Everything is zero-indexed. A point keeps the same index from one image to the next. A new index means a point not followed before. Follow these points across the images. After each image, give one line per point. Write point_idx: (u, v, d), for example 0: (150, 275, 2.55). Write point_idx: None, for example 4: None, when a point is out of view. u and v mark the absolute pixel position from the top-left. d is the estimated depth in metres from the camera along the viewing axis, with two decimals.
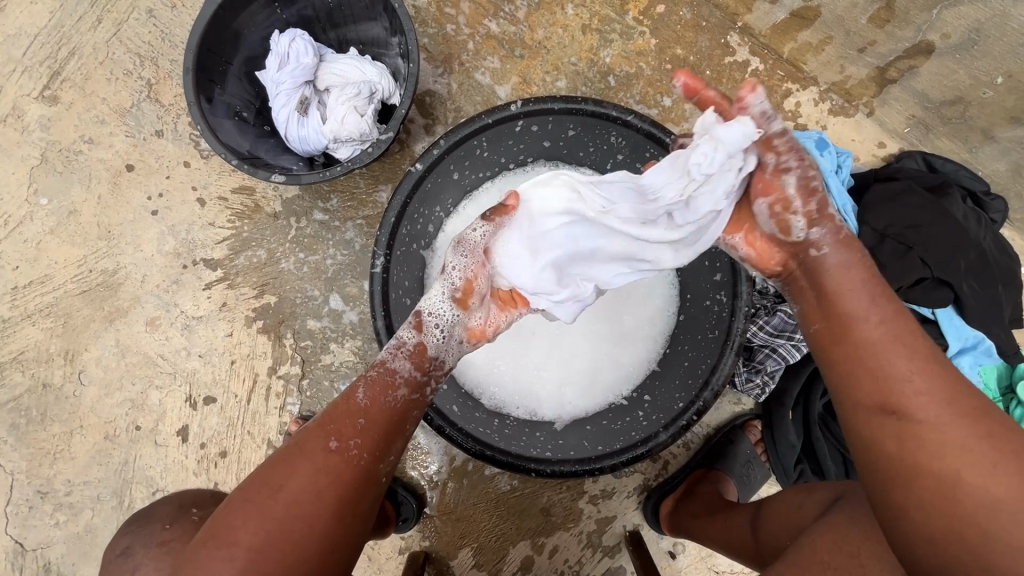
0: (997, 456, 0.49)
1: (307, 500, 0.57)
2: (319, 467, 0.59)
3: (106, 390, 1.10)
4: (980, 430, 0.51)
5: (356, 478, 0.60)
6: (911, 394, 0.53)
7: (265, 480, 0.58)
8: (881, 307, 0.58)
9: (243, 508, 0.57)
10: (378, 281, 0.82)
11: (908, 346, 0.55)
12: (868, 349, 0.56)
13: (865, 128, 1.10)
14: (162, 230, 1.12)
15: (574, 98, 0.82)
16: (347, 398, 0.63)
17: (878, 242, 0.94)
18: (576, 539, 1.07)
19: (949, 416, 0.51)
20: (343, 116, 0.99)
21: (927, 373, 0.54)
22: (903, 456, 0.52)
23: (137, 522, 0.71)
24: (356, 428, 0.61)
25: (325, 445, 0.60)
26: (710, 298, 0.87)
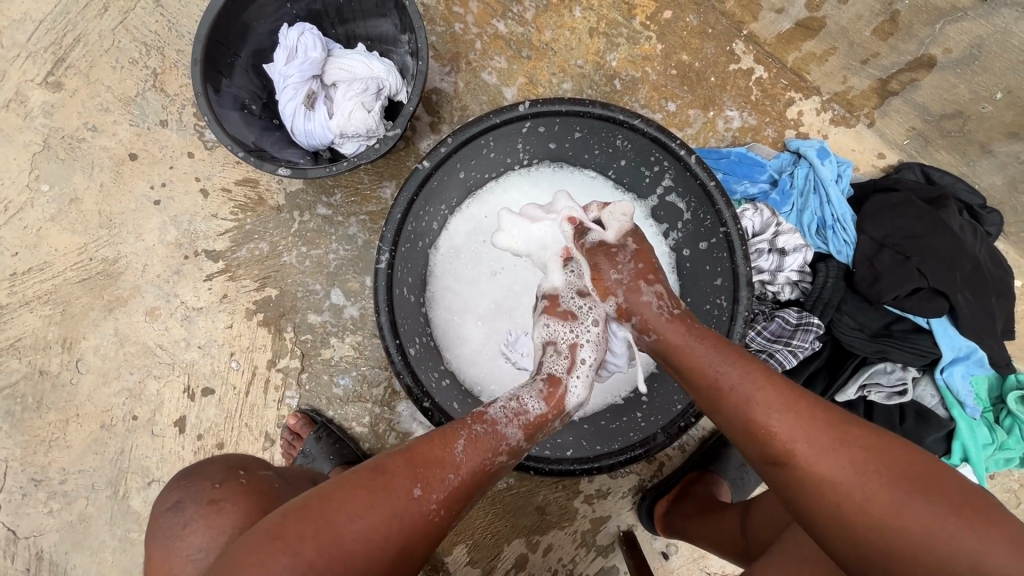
0: (886, 462, 0.53)
1: (377, 539, 0.55)
2: (399, 509, 0.57)
3: (103, 379, 1.10)
4: (853, 439, 0.55)
5: (423, 534, 0.58)
6: (803, 435, 0.57)
7: (345, 498, 0.56)
8: (740, 369, 0.63)
9: (318, 523, 0.54)
10: (383, 276, 0.82)
11: (775, 392, 0.60)
12: (750, 395, 0.61)
13: (865, 139, 1.11)
14: (164, 220, 1.12)
15: (581, 101, 0.83)
16: (444, 443, 0.63)
17: (876, 252, 0.96)
18: (570, 538, 1.08)
19: (837, 436, 0.56)
20: (351, 111, 0.99)
21: (797, 414, 0.58)
22: (816, 492, 0.55)
23: (187, 479, 0.73)
24: (443, 481, 0.60)
25: (411, 488, 0.58)
26: (710, 302, 0.88)
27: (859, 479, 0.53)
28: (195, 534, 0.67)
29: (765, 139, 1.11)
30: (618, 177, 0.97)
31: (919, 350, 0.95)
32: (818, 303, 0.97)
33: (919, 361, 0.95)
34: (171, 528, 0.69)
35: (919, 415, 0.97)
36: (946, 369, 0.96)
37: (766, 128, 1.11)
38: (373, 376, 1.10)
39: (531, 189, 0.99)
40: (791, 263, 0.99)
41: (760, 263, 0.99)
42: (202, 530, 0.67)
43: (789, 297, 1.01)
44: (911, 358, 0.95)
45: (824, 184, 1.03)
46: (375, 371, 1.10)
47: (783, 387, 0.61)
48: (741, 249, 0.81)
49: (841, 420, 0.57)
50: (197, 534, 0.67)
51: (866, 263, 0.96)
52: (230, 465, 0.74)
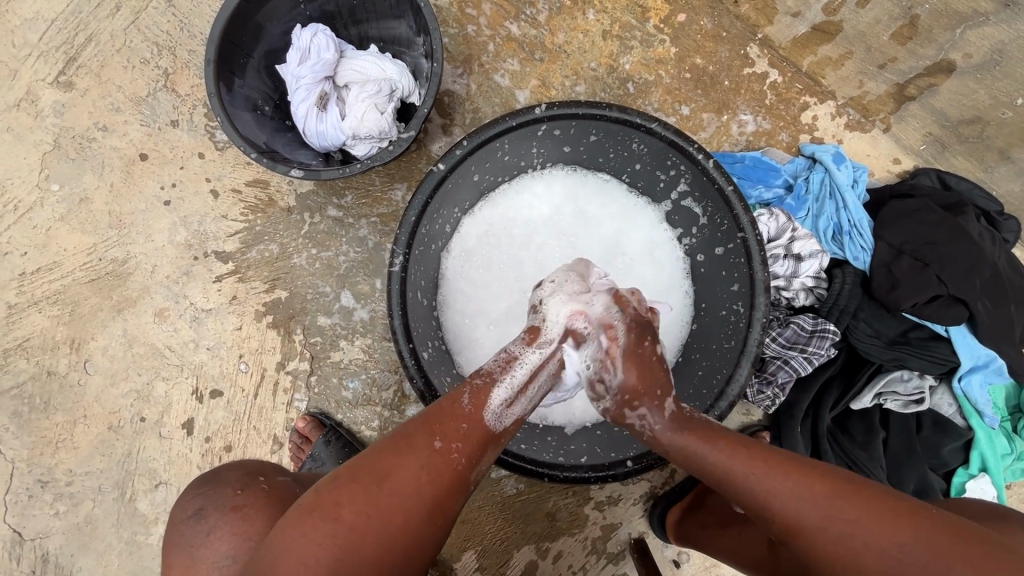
0: (880, 530, 0.52)
1: (409, 493, 0.56)
2: (422, 462, 0.57)
3: (111, 380, 1.09)
4: (848, 512, 0.53)
5: (452, 484, 0.58)
6: (812, 518, 0.54)
7: (371, 466, 0.57)
8: (740, 442, 0.59)
9: (348, 491, 0.55)
10: (397, 279, 0.81)
11: (761, 466, 0.57)
12: (750, 470, 0.57)
13: (880, 144, 1.10)
14: (174, 221, 1.11)
15: (598, 104, 0.82)
16: (452, 399, 0.61)
17: (893, 258, 0.94)
18: (580, 545, 1.07)
19: (848, 515, 0.53)
20: (363, 113, 0.99)
21: (792, 489, 0.55)
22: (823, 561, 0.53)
23: (207, 485, 0.70)
24: (460, 432, 0.59)
25: (431, 444, 0.58)
26: (726, 307, 0.87)
27: (859, 548, 0.52)
28: (221, 540, 0.65)
29: (780, 144, 1.10)
30: (632, 180, 0.96)
31: (937, 358, 0.94)
32: (834, 309, 0.96)
33: (936, 369, 0.94)
34: (194, 536, 0.67)
35: (936, 423, 0.96)
36: (963, 378, 0.95)
37: (780, 132, 1.10)
38: (382, 380, 1.09)
39: (543, 192, 0.98)
40: (807, 269, 0.98)
41: (776, 269, 0.98)
42: (226, 537, 0.65)
43: (804, 303, 1.00)
44: (929, 366, 0.94)
45: (840, 189, 1.01)
46: (384, 374, 1.09)
47: (786, 457, 0.58)
48: (759, 254, 0.80)
49: (850, 494, 0.54)
50: (222, 540, 0.65)
51: (883, 270, 0.95)
52: (250, 470, 0.73)
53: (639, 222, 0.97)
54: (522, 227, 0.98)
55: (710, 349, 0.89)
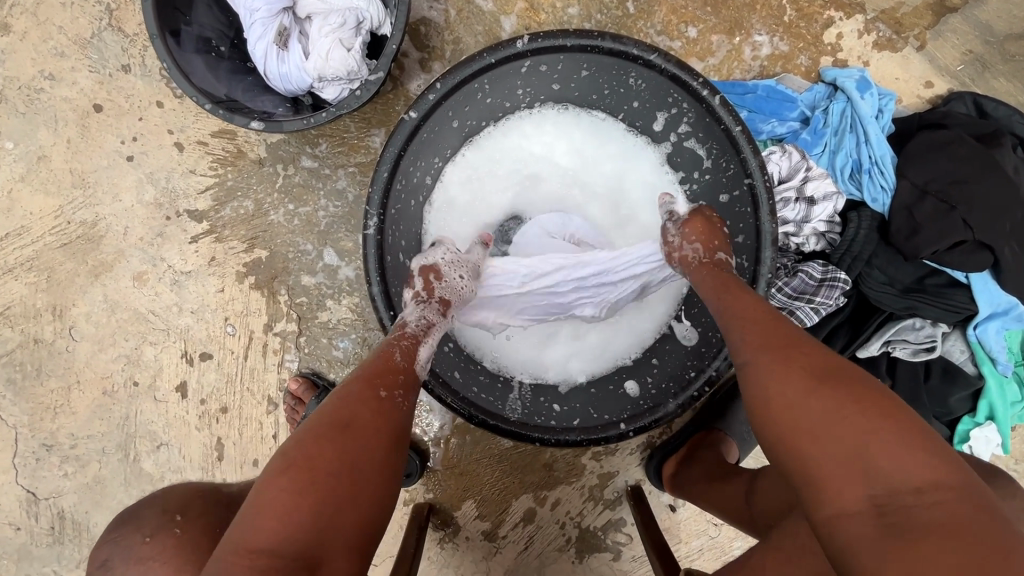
0: (807, 368, 0.54)
1: (372, 441, 0.57)
2: (369, 409, 0.59)
3: (99, 346, 1.07)
4: (790, 344, 0.56)
5: (400, 422, 0.61)
6: (769, 359, 0.56)
7: (330, 417, 0.57)
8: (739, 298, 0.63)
9: (315, 443, 0.55)
10: (373, 243, 0.75)
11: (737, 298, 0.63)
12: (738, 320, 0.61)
13: (912, 65, 0.97)
14: (140, 178, 1.04)
15: (588, 33, 0.71)
16: (386, 356, 0.65)
17: (916, 200, 0.86)
18: (577, 493, 1.09)
19: (806, 375, 0.53)
20: (328, 50, 0.88)
21: (753, 319, 0.60)
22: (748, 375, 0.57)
23: (121, 528, 0.72)
24: (399, 382, 0.63)
25: (375, 393, 0.60)
26: (730, 260, 0.80)
27: (782, 364, 0.55)
28: None
29: (797, 69, 0.98)
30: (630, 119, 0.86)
31: (953, 306, 0.88)
32: (846, 256, 0.89)
33: (951, 318, 0.89)
34: None
35: (946, 373, 0.91)
36: (979, 325, 0.90)
37: (798, 55, 0.98)
38: (373, 339, 1.06)
39: (532, 134, 0.89)
40: (820, 214, 0.89)
41: (787, 214, 0.90)
42: None
43: (814, 249, 0.93)
44: (943, 314, 0.89)
45: (863, 121, 0.90)
46: (374, 333, 1.06)
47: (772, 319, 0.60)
48: (767, 203, 0.72)
49: (831, 382, 0.52)
50: None
51: (904, 214, 0.86)
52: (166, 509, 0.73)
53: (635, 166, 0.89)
54: (508, 174, 0.90)
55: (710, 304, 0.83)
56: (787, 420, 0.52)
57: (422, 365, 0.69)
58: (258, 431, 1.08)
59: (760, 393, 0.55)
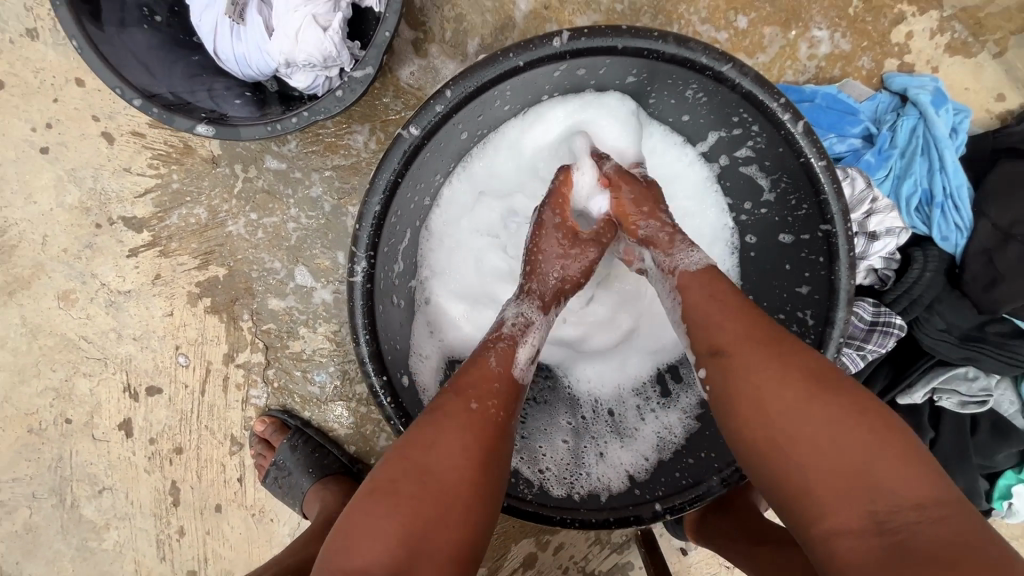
0: (800, 376, 0.47)
1: (461, 460, 0.48)
2: (464, 424, 0.50)
3: (19, 377, 0.89)
4: (780, 347, 0.49)
5: (494, 437, 0.51)
6: (766, 373, 0.48)
7: (413, 439, 0.49)
8: (722, 293, 0.54)
9: (397, 464, 0.48)
10: (360, 292, 0.59)
11: (718, 295, 0.54)
12: (717, 316, 0.53)
13: (984, 75, 0.85)
14: (58, 174, 0.83)
15: (646, 33, 0.55)
16: (474, 364, 0.56)
17: (999, 245, 0.74)
18: (582, 536, 0.99)
19: (810, 390, 0.46)
20: (299, 30, 0.69)
21: (736, 316, 0.52)
22: (734, 393, 0.49)
23: None
24: (494, 390, 0.54)
25: (466, 404, 0.52)
26: (786, 313, 0.68)
27: (765, 387, 0.47)
28: None
29: (858, 72, 0.84)
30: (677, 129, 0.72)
31: (1016, 359, 0.79)
32: (905, 298, 0.78)
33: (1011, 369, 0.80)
34: None
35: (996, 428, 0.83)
36: None
37: (860, 56, 0.83)
38: (354, 372, 0.91)
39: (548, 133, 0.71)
40: (880, 249, 0.78)
41: None
42: None
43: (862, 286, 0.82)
44: (1005, 367, 0.79)
45: (937, 143, 0.77)
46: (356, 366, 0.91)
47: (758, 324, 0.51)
48: (847, 257, 0.60)
49: (807, 382, 0.47)
50: None
51: (982, 259, 0.75)
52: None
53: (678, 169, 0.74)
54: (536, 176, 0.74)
55: None
56: (783, 445, 0.46)
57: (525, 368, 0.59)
58: (221, 474, 0.93)
59: (731, 403, 0.49)
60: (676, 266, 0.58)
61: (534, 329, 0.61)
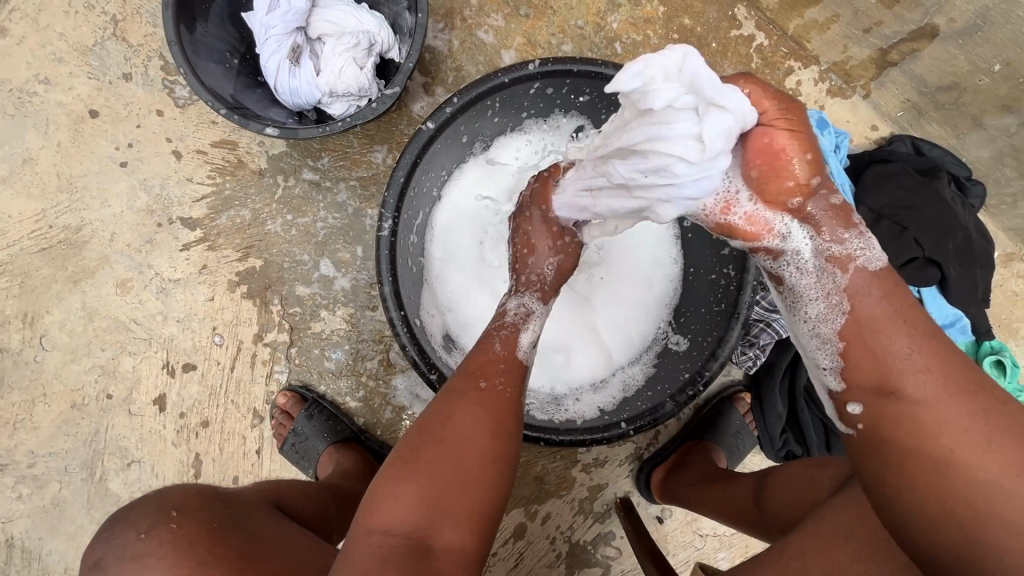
0: (976, 418, 0.47)
1: (471, 432, 0.59)
2: (476, 401, 0.61)
3: (71, 356, 1.02)
4: (960, 379, 0.49)
5: (504, 411, 0.62)
6: (941, 402, 0.48)
7: (431, 419, 0.61)
8: (913, 318, 0.52)
9: (416, 442, 0.59)
10: (386, 244, 0.78)
11: (908, 320, 0.52)
12: (904, 345, 0.51)
13: (860, 111, 1.12)
14: (132, 184, 1.03)
15: (593, 61, 0.79)
16: (483, 351, 0.68)
17: (873, 222, 0.95)
18: (568, 506, 1.09)
19: (983, 429, 0.46)
20: (341, 67, 0.93)
21: (926, 349, 0.50)
22: (900, 423, 0.49)
23: (113, 525, 0.61)
24: (499, 370, 0.65)
25: (475, 384, 0.63)
26: (715, 272, 0.86)
27: (941, 424, 0.47)
28: None
29: None
30: None
31: None
32: None
33: None
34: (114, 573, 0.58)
35: None
36: None
37: None
38: (366, 350, 1.06)
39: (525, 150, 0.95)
40: None
41: None
42: None
43: None
44: None
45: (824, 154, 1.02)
46: (368, 344, 1.06)
47: (948, 357, 0.50)
48: None
49: (942, 335, 0.52)
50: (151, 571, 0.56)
51: None
52: (165, 503, 0.61)
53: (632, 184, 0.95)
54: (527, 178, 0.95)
55: (698, 312, 0.88)
56: (932, 444, 0.47)
57: (525, 350, 0.70)
58: (241, 446, 1.04)
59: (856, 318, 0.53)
60: (853, 257, 0.55)
61: (534, 318, 0.73)
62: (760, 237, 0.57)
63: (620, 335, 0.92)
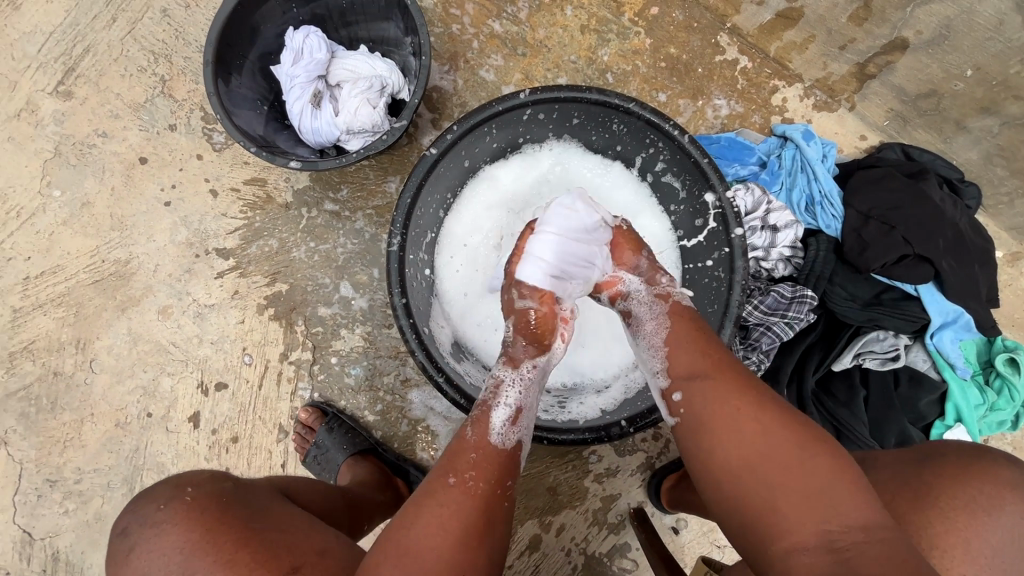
0: (750, 401, 0.62)
1: (438, 534, 0.58)
2: (443, 502, 0.61)
3: (118, 378, 1.11)
4: (737, 376, 0.65)
5: (475, 508, 0.61)
6: (724, 393, 0.63)
7: (397, 521, 0.60)
8: (701, 334, 0.70)
9: (382, 549, 0.58)
10: (395, 258, 0.86)
11: (701, 338, 0.70)
12: (695, 351, 0.68)
13: (847, 122, 1.17)
14: (174, 220, 1.14)
15: (578, 87, 0.87)
16: (457, 438, 0.68)
17: (863, 223, 1.00)
18: (582, 517, 1.10)
19: (751, 409, 0.61)
20: (356, 108, 1.03)
21: (709, 354, 0.67)
22: (700, 412, 0.64)
23: (136, 501, 0.68)
24: (469, 463, 0.64)
25: (445, 480, 0.63)
26: (708, 276, 0.92)
27: (723, 408, 0.62)
28: (142, 559, 0.63)
29: (752, 126, 1.16)
30: (615, 159, 1.01)
31: (909, 316, 0.99)
32: (810, 276, 1.02)
33: (907, 326, 0.99)
34: (136, 541, 0.64)
35: (913, 379, 1.00)
36: (935, 334, 1.00)
37: (752, 115, 1.16)
38: (383, 365, 1.12)
39: (527, 169, 1.02)
40: (783, 239, 1.03)
41: (755, 240, 1.03)
42: (145, 557, 0.63)
43: (783, 273, 1.05)
44: (902, 324, 0.99)
45: (811, 162, 1.07)
46: (385, 360, 1.12)
47: (726, 359, 0.67)
48: (735, 221, 0.85)
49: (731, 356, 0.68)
50: (166, 539, 0.63)
51: (854, 235, 1.00)
52: (181, 483, 0.69)
53: (633, 198, 1.00)
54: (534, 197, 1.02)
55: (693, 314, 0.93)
56: (719, 424, 0.61)
57: (501, 433, 0.69)
58: (268, 460, 1.10)
59: (696, 421, 0.64)
60: (671, 292, 0.76)
61: (505, 387, 0.73)
62: (613, 286, 0.80)
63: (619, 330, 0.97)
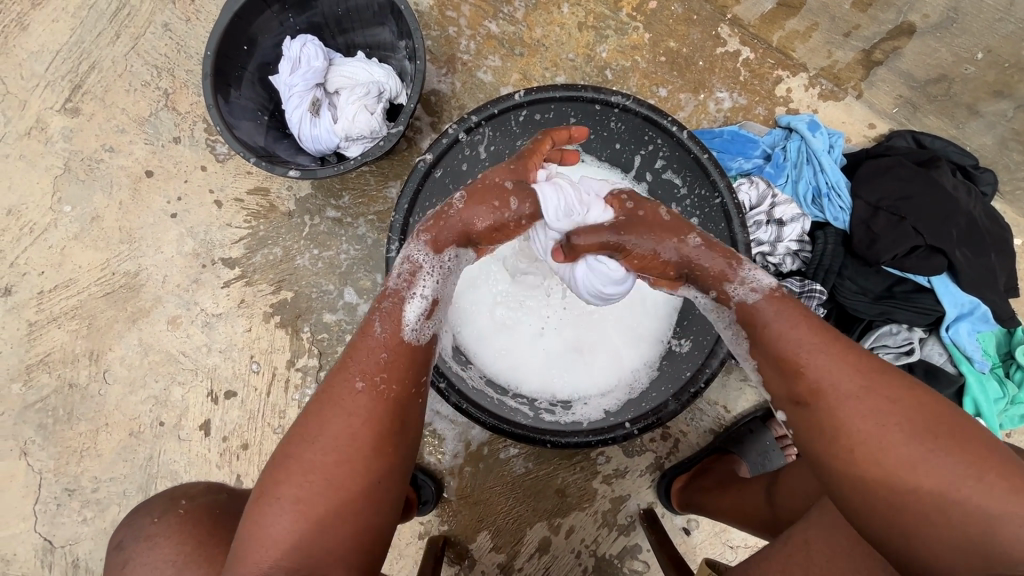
0: (889, 407, 0.55)
1: (345, 438, 0.61)
2: (353, 406, 0.62)
3: (131, 388, 1.14)
4: (873, 376, 0.57)
5: (387, 410, 0.63)
6: (859, 406, 0.56)
7: (310, 424, 0.62)
8: (817, 328, 0.62)
9: (297, 449, 0.61)
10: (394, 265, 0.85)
11: (824, 336, 0.61)
12: (816, 352, 0.60)
13: (854, 111, 1.14)
14: (181, 231, 1.16)
15: (574, 86, 0.86)
16: (365, 335, 0.67)
17: (871, 215, 0.98)
18: (591, 519, 1.10)
19: (887, 419, 0.55)
20: (354, 114, 1.04)
21: (835, 356, 0.59)
22: (829, 424, 0.57)
23: (133, 516, 0.70)
24: (379, 364, 0.65)
25: (355, 384, 0.63)
26: None
27: (857, 423, 0.56)
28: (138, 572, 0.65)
29: (756, 118, 1.14)
30: (614, 158, 1.00)
31: (923, 309, 0.96)
32: (819, 269, 0.99)
33: (921, 319, 0.97)
34: (133, 550, 0.66)
35: (929, 374, 0.98)
36: (951, 326, 0.97)
37: (756, 107, 1.14)
38: None
39: None
40: (790, 233, 1.01)
41: (760, 235, 1.01)
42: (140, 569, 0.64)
43: (791, 267, 1.03)
44: (916, 316, 0.97)
45: (817, 154, 1.05)
46: None
47: (854, 357, 0.59)
48: (737, 216, 0.83)
49: (862, 353, 0.60)
50: (161, 550, 0.65)
51: (862, 227, 0.98)
52: (176, 496, 0.71)
53: None
54: None
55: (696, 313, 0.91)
56: (853, 443, 0.56)
57: (410, 328, 0.68)
58: None
59: (823, 429, 0.58)
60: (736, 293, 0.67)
61: (423, 273, 0.72)
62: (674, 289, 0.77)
63: (614, 332, 0.97)
